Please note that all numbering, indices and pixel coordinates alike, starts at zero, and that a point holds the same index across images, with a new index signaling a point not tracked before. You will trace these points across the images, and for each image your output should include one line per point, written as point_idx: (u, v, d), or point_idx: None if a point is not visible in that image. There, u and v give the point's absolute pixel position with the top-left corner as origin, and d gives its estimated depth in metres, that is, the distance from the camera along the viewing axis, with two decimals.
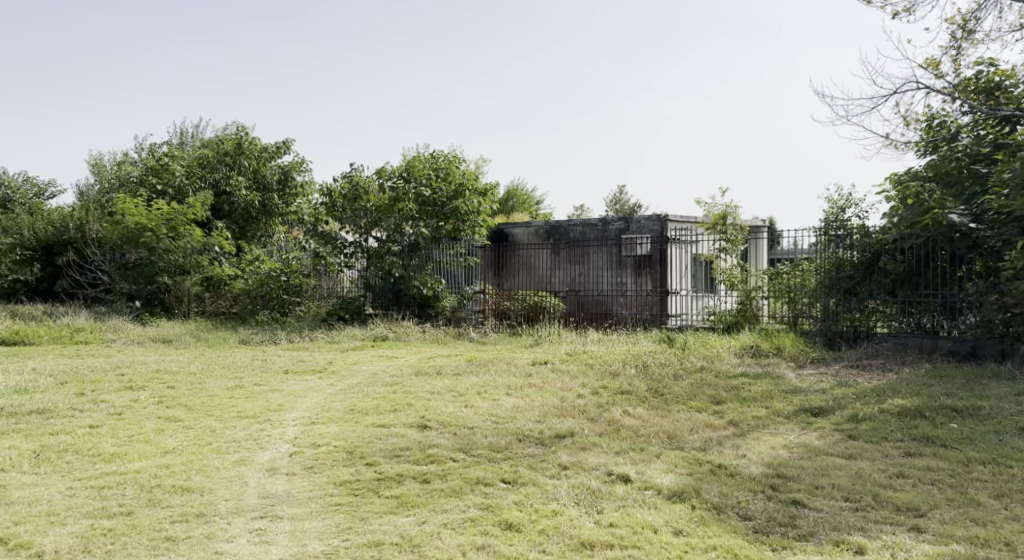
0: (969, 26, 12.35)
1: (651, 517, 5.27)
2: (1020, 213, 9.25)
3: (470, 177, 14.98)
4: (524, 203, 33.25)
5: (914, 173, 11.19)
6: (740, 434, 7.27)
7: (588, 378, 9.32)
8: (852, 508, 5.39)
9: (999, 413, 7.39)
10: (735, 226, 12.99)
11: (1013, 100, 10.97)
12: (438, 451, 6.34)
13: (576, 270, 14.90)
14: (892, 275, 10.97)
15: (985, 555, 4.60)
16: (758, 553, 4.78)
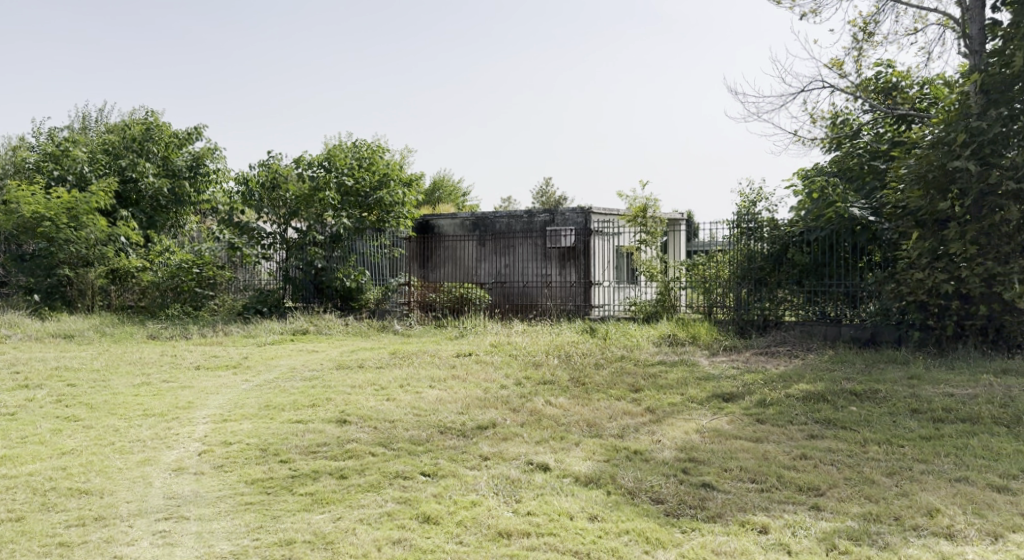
0: (870, 29, 12.89)
1: (568, 504, 5.36)
2: (915, 207, 9.73)
3: (395, 168, 14.87)
4: (450, 195, 33.25)
5: (820, 169, 11.63)
6: (656, 421, 7.46)
7: (511, 369, 9.39)
8: (757, 489, 5.59)
9: (894, 396, 7.78)
10: (655, 219, 13.37)
11: (909, 100, 11.69)
12: (357, 446, 6.30)
13: (502, 262, 14.87)
14: (799, 266, 11.40)
15: (877, 530, 4.84)
16: (668, 535, 4.92)
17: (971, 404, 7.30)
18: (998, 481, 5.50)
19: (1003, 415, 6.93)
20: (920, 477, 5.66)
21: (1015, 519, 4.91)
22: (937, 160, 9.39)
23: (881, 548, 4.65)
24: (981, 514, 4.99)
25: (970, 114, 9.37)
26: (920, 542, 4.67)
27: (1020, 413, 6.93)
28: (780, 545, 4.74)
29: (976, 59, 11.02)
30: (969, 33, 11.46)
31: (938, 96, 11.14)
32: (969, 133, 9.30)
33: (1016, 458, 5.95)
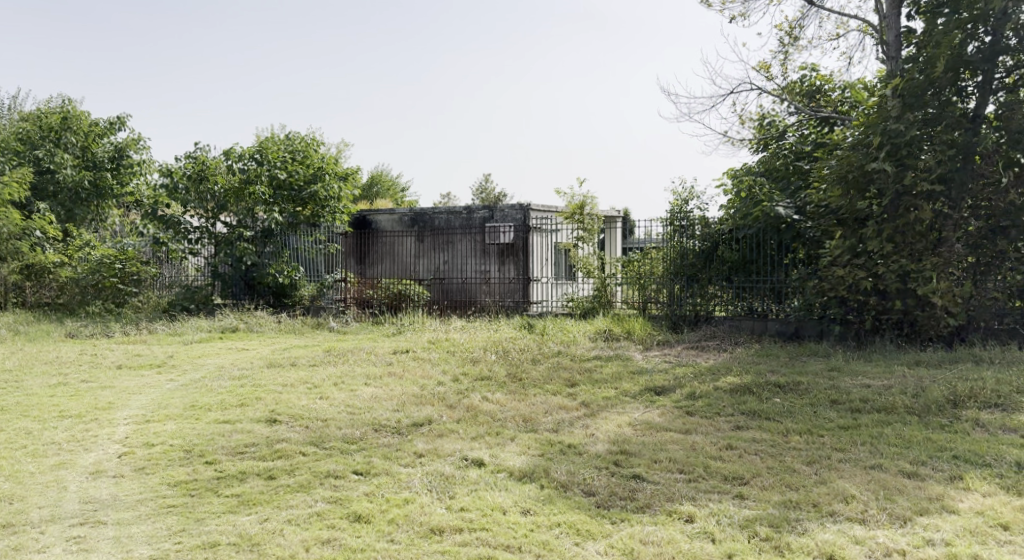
0: (795, 33, 13.26)
1: (501, 499, 5.39)
2: (837, 206, 10.06)
3: (330, 162, 14.66)
4: (388, 189, 33.09)
5: (748, 169, 11.91)
6: (591, 414, 7.55)
7: (448, 365, 9.38)
8: (685, 480, 5.72)
9: (815, 388, 8.02)
10: (592, 216, 13.41)
11: (832, 103, 12.20)
12: (286, 446, 6.21)
13: (440, 258, 14.79)
14: (728, 263, 11.66)
15: (796, 517, 5.00)
16: (598, 527, 4.99)
17: (886, 394, 7.58)
18: (909, 467, 5.73)
19: (915, 404, 7.21)
20: (838, 465, 5.86)
21: (924, 502, 5.12)
22: (857, 162, 9.73)
23: (799, 534, 4.80)
24: (892, 499, 5.20)
25: (889, 117, 9.69)
26: (836, 527, 4.84)
27: (931, 401, 7.23)
28: (705, 533, 4.86)
29: (893, 65, 11.48)
30: (887, 40, 11.91)
31: (858, 100, 11.61)
32: (887, 136, 9.63)
33: (925, 445, 6.21)
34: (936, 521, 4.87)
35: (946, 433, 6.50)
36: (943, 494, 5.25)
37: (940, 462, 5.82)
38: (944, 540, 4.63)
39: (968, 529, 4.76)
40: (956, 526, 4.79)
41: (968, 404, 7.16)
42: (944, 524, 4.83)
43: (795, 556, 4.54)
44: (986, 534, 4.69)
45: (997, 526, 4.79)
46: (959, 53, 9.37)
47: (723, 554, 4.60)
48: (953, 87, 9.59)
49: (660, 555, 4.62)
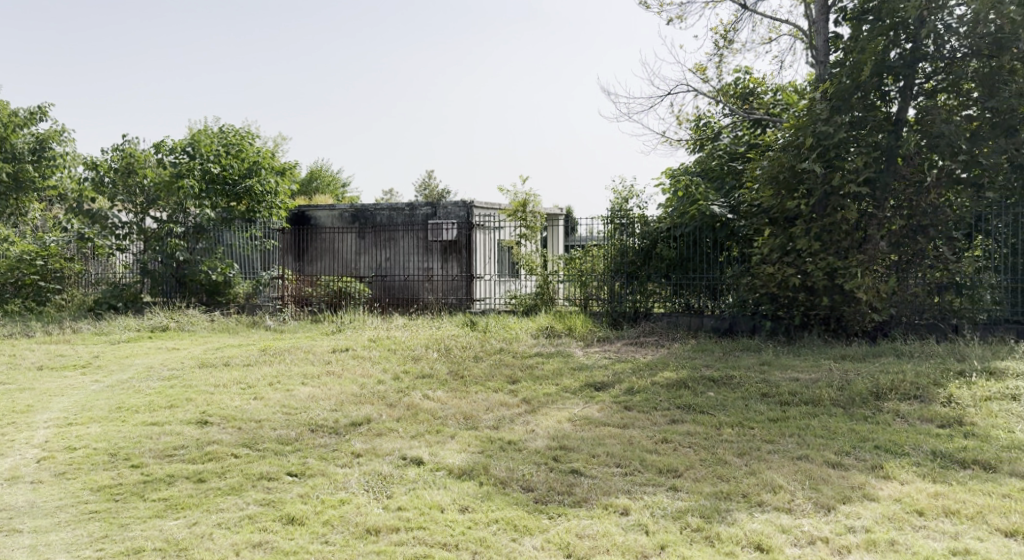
0: (730, 36, 13.52)
1: (439, 497, 5.36)
2: (768, 206, 10.33)
3: (266, 156, 14.39)
4: (328, 185, 32.74)
5: (685, 168, 12.16)
6: (531, 411, 7.56)
7: (389, 363, 9.31)
8: (621, 474, 5.77)
9: (747, 381, 8.19)
10: (534, 214, 13.41)
11: (765, 106, 12.53)
12: (218, 448, 6.07)
13: (382, 255, 14.55)
14: (666, 260, 11.82)
15: (726, 508, 5.09)
16: (535, 522, 5.00)
17: (813, 387, 7.77)
18: (833, 457, 5.89)
19: (840, 397, 7.40)
20: (767, 456, 5.99)
21: (846, 492, 5.26)
22: (788, 163, 9.96)
23: (729, 524, 4.88)
24: (817, 488, 5.34)
25: (817, 119, 9.87)
26: (764, 517, 4.94)
27: (855, 394, 7.43)
28: (639, 526, 4.91)
29: (821, 69, 11.77)
30: (816, 44, 12.19)
31: (790, 102, 11.88)
32: (817, 137, 9.85)
33: (849, 436, 6.38)
34: (857, 508, 5.00)
35: (869, 424, 6.69)
36: (865, 482, 5.41)
37: (863, 452, 5.99)
38: (864, 528, 4.76)
39: (887, 516, 4.89)
40: (875, 514, 4.92)
41: (889, 396, 7.39)
42: (865, 512, 4.96)
43: (725, 545, 4.61)
44: (903, 520, 4.83)
45: (913, 513, 4.93)
46: (882, 58, 9.68)
47: (656, 546, 4.66)
48: (876, 92, 9.91)
49: (596, 548, 4.65)
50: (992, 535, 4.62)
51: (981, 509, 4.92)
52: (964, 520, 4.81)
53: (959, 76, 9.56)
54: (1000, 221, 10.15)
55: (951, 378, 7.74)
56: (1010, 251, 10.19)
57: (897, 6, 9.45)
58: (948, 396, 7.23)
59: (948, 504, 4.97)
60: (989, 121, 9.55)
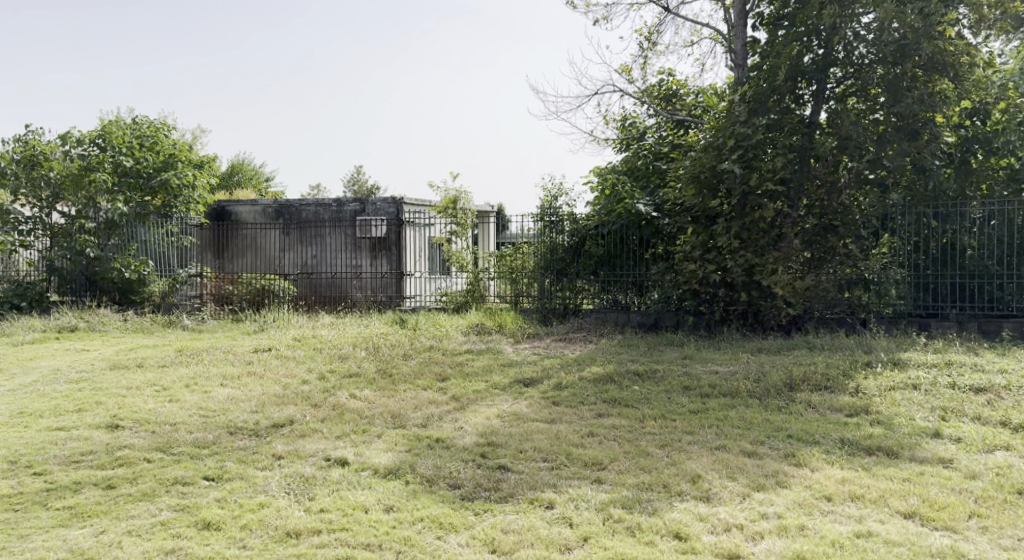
0: (653, 38, 13.71)
1: (362, 497, 5.27)
2: (691, 205, 10.52)
3: (182, 148, 14.01)
4: (250, 179, 32.06)
5: (612, 167, 12.30)
6: (460, 408, 7.51)
7: (314, 363, 9.12)
8: (548, 468, 5.77)
9: (671, 374, 8.32)
10: (465, 211, 13.40)
11: (687, 107, 12.81)
12: (129, 452, 5.86)
13: (308, 252, 14.23)
14: (595, 257, 11.92)
15: (648, 498, 5.14)
16: (461, 519, 4.96)
17: (732, 379, 7.93)
18: (750, 447, 6.01)
19: (757, 388, 7.58)
20: (688, 447, 6.09)
21: (760, 479, 5.38)
22: (709, 163, 10.17)
23: (650, 514, 4.93)
24: (734, 477, 5.44)
25: (735, 122, 10.16)
26: (683, 506, 5.01)
27: (771, 385, 7.61)
28: (563, 519, 4.92)
29: (740, 74, 12.04)
30: (735, 48, 12.49)
31: (710, 104, 12.36)
32: (735, 139, 10.12)
33: (765, 426, 6.53)
34: (770, 495, 5.12)
35: (783, 414, 6.85)
36: (779, 470, 5.54)
37: (777, 441, 6.13)
38: (776, 514, 4.86)
39: (797, 502, 5.02)
40: (787, 500, 5.04)
41: (802, 387, 7.59)
42: (777, 499, 5.07)
43: (646, 535, 4.66)
44: (812, 506, 4.95)
45: (822, 498, 5.06)
46: (797, 63, 9.93)
47: (579, 538, 4.67)
48: (791, 95, 10.19)
49: (520, 543, 4.64)
50: (894, 516, 4.77)
51: (883, 493, 5.08)
52: (868, 504, 4.95)
53: (867, 82, 9.85)
54: (903, 220, 10.48)
55: (860, 369, 8.00)
56: (913, 248, 10.49)
57: (809, 12, 9.80)
58: (856, 386, 7.46)
59: (854, 489, 5.12)
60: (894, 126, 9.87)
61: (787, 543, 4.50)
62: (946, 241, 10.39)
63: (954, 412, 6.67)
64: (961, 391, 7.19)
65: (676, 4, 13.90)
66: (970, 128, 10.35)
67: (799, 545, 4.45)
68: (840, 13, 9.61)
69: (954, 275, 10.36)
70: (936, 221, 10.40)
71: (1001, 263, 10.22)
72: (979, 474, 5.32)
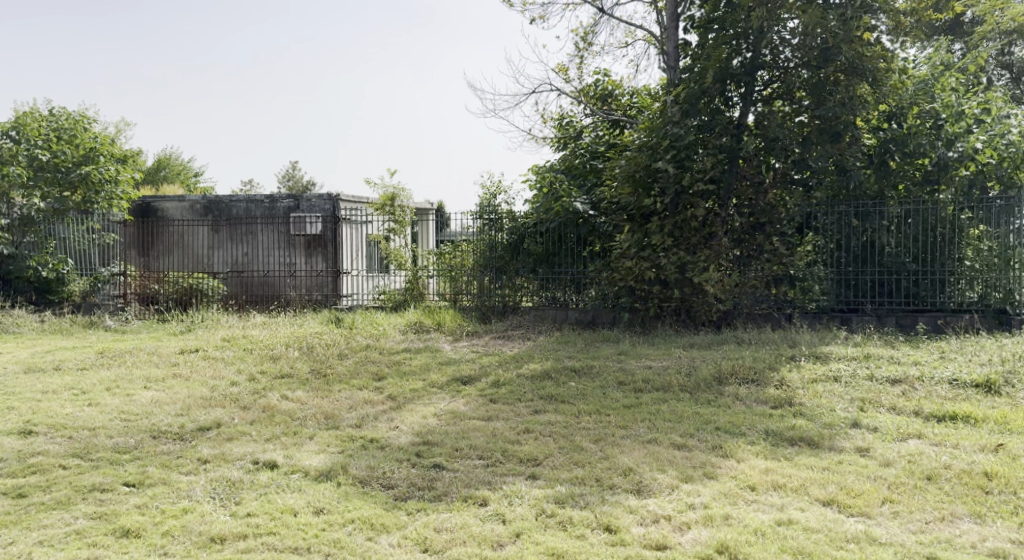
0: (589, 39, 13.83)
1: (291, 500, 5.17)
2: (626, 203, 10.62)
3: (104, 141, 13.55)
4: (177, 173, 31.37)
5: (550, 166, 12.37)
6: (396, 407, 7.45)
7: (244, 364, 8.92)
8: (483, 466, 5.76)
9: (607, 370, 8.39)
10: (402, 208, 13.32)
11: (622, 107, 12.95)
12: (43, 459, 5.65)
13: (239, 250, 13.92)
14: (533, 255, 11.95)
15: (580, 492, 5.16)
16: (393, 519, 4.90)
17: (664, 374, 8.03)
18: (680, 439, 6.10)
19: (688, 382, 7.70)
20: (621, 441, 6.14)
21: (689, 471, 5.46)
22: (643, 163, 10.35)
23: (581, 508, 4.95)
24: (664, 469, 5.50)
25: (670, 122, 10.41)
26: (614, 499, 5.05)
27: (701, 379, 7.74)
28: (497, 515, 4.90)
29: (671, 75, 12.19)
30: (668, 50, 12.64)
31: (644, 105, 12.53)
32: (670, 140, 10.34)
33: (694, 419, 6.63)
34: (697, 487, 5.19)
35: (712, 407, 6.96)
36: (707, 461, 5.63)
37: (705, 434, 6.22)
38: (703, 504, 4.94)
39: (723, 493, 5.10)
40: (713, 491, 5.12)
41: (731, 380, 7.73)
42: (704, 490, 5.15)
43: (577, 529, 4.67)
44: (737, 496, 5.04)
45: (746, 488, 5.16)
46: (726, 66, 10.14)
47: (511, 534, 4.66)
48: (721, 97, 10.37)
49: (452, 542, 4.60)
50: (813, 504, 4.87)
51: (804, 482, 5.19)
52: (789, 492, 5.06)
53: (791, 85, 10.09)
54: (826, 220, 10.79)
55: (784, 362, 8.18)
56: (836, 246, 10.79)
57: (739, 15, 9.96)
58: (780, 379, 7.63)
59: (776, 479, 5.23)
60: (817, 128, 10.12)
61: (712, 532, 4.56)
62: (867, 240, 10.72)
63: (871, 402, 6.86)
64: (878, 382, 7.40)
65: (611, 5, 14.03)
66: (888, 130, 10.56)
67: (723, 534, 4.50)
68: (766, 16, 9.77)
69: (874, 271, 10.67)
70: (857, 220, 10.71)
71: (918, 260, 10.56)
72: (893, 461, 5.48)
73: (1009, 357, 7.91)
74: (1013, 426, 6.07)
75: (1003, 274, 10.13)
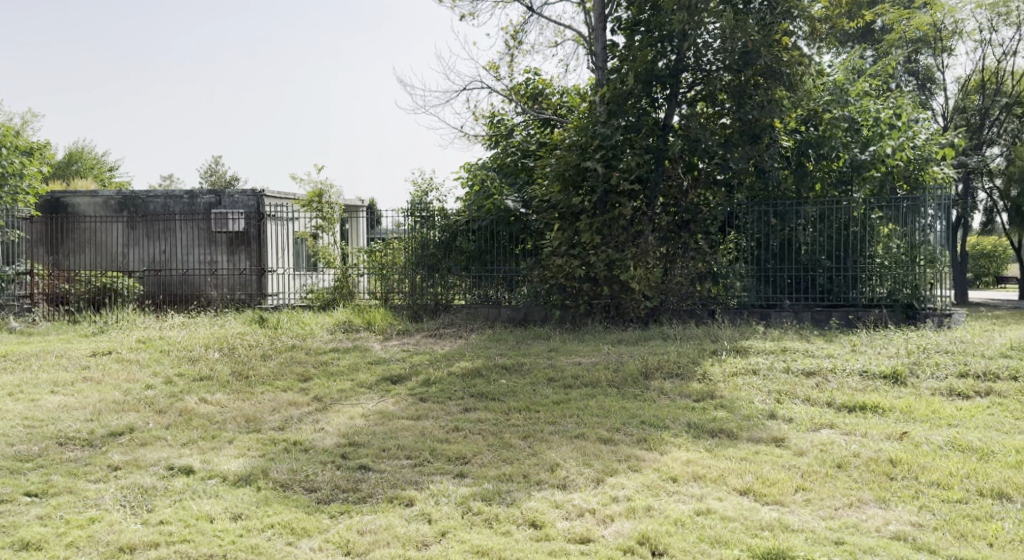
0: (519, 37, 13.85)
1: (208, 506, 5.01)
2: (556, 201, 10.72)
3: (7, 132, 12.83)
4: (91, 167, 30.39)
5: (482, 164, 12.39)
6: (322, 408, 7.30)
7: (160, 366, 8.63)
8: (410, 466, 5.68)
9: (537, 367, 8.38)
10: (330, 205, 13.04)
11: (552, 106, 12.98)
12: None
13: (157, 248, 13.53)
14: (465, 253, 11.88)
15: (507, 489, 5.13)
16: (314, 523, 4.79)
17: (594, 370, 8.08)
18: (606, 434, 6.12)
19: (615, 377, 7.75)
20: (548, 437, 6.14)
21: (614, 464, 5.48)
22: (572, 162, 10.42)
23: (507, 505, 4.92)
24: (590, 464, 5.52)
25: (598, 122, 10.54)
26: (540, 495, 5.03)
27: (628, 374, 7.81)
28: (422, 515, 4.83)
29: (600, 76, 12.27)
30: (596, 50, 12.73)
31: (574, 105, 12.61)
32: (598, 140, 10.45)
33: (621, 413, 6.67)
34: (621, 480, 5.22)
35: (639, 401, 7.02)
36: (631, 455, 5.67)
37: (631, 428, 6.27)
38: (626, 497, 4.96)
39: (646, 485, 5.13)
40: (637, 483, 5.15)
41: (656, 375, 7.82)
42: (628, 483, 5.17)
43: (502, 525, 4.64)
44: (659, 488, 5.08)
45: (668, 480, 5.21)
46: (651, 69, 10.30)
47: (436, 534, 4.59)
48: (646, 98, 10.56)
49: (376, 543, 4.51)
50: (731, 494, 4.94)
51: (722, 472, 5.27)
52: (709, 483, 5.13)
53: (713, 88, 10.33)
54: (747, 219, 10.98)
55: (706, 357, 8.32)
56: (756, 244, 11.01)
57: (663, 18, 10.12)
58: (702, 373, 7.76)
59: (697, 470, 5.29)
60: (739, 129, 10.40)
61: (634, 524, 4.58)
62: (786, 238, 10.96)
63: (788, 394, 7.02)
64: (794, 375, 7.59)
65: (540, 4, 14.06)
66: (805, 133, 10.95)
67: (645, 525, 4.52)
68: (688, 20, 9.88)
69: (792, 269, 10.91)
70: (776, 219, 10.94)
71: (833, 258, 10.86)
72: (806, 451, 5.61)
73: (914, 348, 8.21)
74: (918, 414, 6.28)
75: (910, 270, 10.51)
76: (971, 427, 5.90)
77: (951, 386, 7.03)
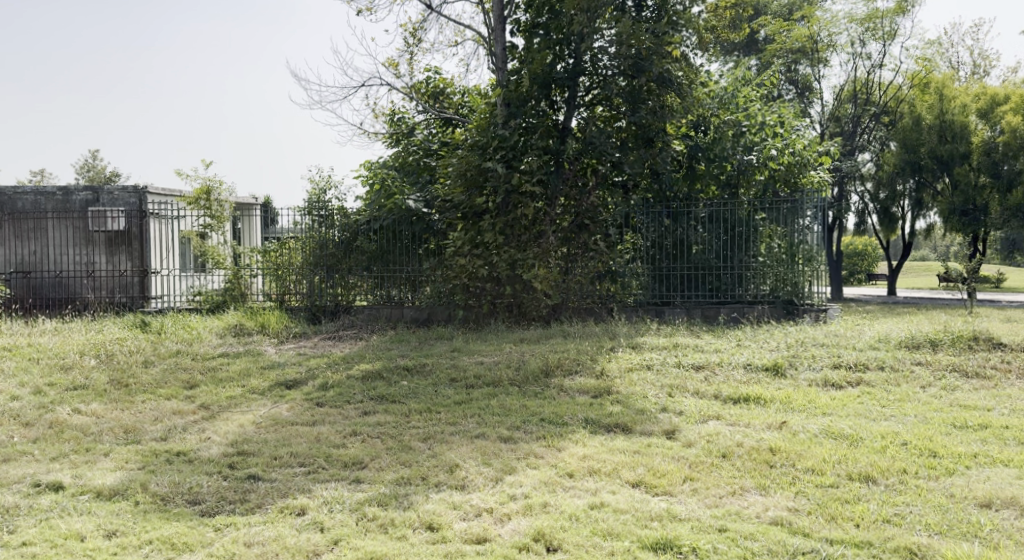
0: (418, 35, 13.68)
1: (78, 524, 4.70)
2: (457, 201, 10.61)
3: None
4: None
5: (382, 163, 12.21)
6: (209, 417, 6.98)
7: (29, 376, 8.09)
8: (303, 473, 5.48)
9: (437, 368, 8.26)
10: (219, 202, 12.52)
11: (453, 105, 12.88)
12: None
13: (27, 248, 12.76)
14: (366, 253, 11.63)
15: (404, 492, 5.01)
16: (196, 537, 4.54)
17: (494, 369, 8.04)
18: (505, 433, 6.07)
19: (516, 376, 7.72)
20: (448, 438, 6.04)
21: (512, 462, 5.44)
22: (473, 162, 10.33)
23: (403, 509, 4.79)
24: (489, 463, 5.46)
25: (496, 123, 10.59)
26: (437, 497, 4.93)
27: (529, 372, 7.78)
28: (314, 524, 4.65)
29: (500, 75, 12.23)
30: (495, 51, 12.70)
31: (474, 105, 12.54)
32: (499, 141, 10.48)
33: (521, 412, 6.63)
34: (519, 478, 5.17)
35: (538, 399, 7.00)
36: (531, 452, 5.63)
37: (530, 426, 6.23)
38: (523, 495, 4.91)
39: (543, 481, 5.10)
40: (534, 480, 5.11)
41: (556, 372, 7.82)
42: (525, 480, 5.13)
43: (397, 530, 4.51)
44: (555, 484, 5.06)
45: (564, 475, 5.19)
46: (548, 71, 10.35)
47: (328, 542, 4.42)
48: (545, 100, 10.60)
49: (263, 555, 4.31)
50: (624, 487, 4.97)
51: (616, 465, 5.30)
52: (603, 477, 5.14)
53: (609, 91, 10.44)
54: (643, 219, 11.10)
55: (603, 353, 8.39)
56: (652, 243, 11.13)
57: (563, 21, 10.22)
58: (599, 370, 7.81)
59: (592, 465, 5.30)
60: (634, 132, 10.64)
61: (530, 521, 4.53)
62: (678, 238, 11.13)
63: (679, 388, 7.14)
64: (684, 369, 7.74)
65: (438, 2, 13.93)
66: (695, 137, 11.20)
67: (540, 522, 4.48)
68: (586, 23, 10.00)
69: (685, 268, 11.12)
70: (669, 219, 11.12)
71: (721, 257, 11.12)
72: (693, 442, 5.70)
73: (794, 342, 8.52)
74: (796, 404, 6.49)
75: (791, 269, 10.97)
76: (843, 416, 6.12)
77: (826, 377, 7.28)
